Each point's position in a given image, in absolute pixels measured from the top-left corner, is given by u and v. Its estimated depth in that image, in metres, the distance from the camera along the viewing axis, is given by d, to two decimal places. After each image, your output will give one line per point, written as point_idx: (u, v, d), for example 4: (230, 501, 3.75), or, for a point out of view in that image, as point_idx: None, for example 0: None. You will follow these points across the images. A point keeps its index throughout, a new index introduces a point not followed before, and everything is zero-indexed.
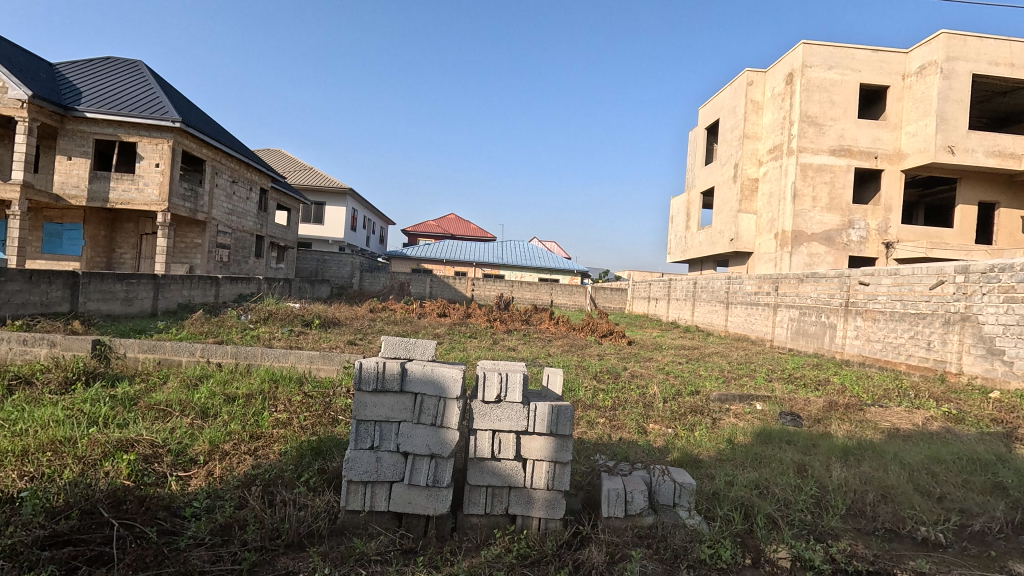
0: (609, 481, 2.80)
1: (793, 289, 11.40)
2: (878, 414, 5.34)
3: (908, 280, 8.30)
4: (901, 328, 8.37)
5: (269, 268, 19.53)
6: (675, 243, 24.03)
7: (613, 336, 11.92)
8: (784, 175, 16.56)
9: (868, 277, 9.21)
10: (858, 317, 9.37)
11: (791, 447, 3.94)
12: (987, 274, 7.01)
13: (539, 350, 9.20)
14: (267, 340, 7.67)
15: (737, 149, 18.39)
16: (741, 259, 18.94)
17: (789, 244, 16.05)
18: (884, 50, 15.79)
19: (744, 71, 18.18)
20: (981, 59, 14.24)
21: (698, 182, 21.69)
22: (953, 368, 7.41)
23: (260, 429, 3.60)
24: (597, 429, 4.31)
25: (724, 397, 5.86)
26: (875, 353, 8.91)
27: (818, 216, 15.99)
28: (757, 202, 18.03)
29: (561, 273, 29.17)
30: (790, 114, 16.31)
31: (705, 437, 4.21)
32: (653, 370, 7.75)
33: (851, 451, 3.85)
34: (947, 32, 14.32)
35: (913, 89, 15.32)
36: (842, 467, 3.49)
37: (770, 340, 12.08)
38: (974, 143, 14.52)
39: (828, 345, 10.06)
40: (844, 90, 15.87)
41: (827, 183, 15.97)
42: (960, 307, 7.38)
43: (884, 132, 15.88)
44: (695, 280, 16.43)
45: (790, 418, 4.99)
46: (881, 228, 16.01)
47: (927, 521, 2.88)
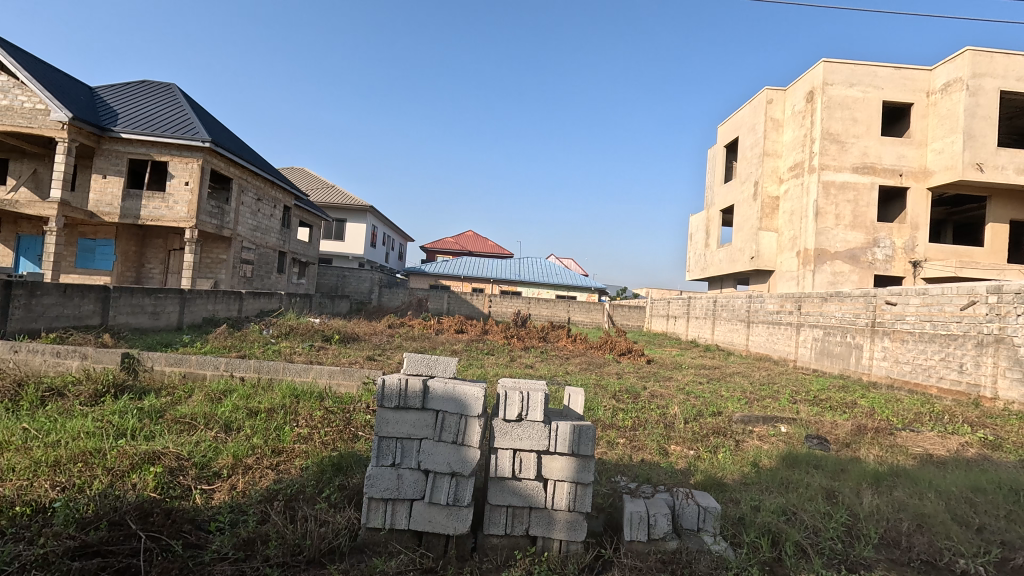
0: (631, 504, 2.74)
1: (816, 308, 11.17)
2: (909, 439, 5.17)
3: (938, 301, 8.09)
4: (931, 350, 8.14)
5: (290, 283, 19.87)
6: (694, 260, 23.82)
7: (632, 354, 11.81)
8: (805, 193, 16.33)
9: (895, 297, 8.99)
10: (885, 337, 9.15)
11: (819, 472, 3.84)
12: (1021, 295, 6.81)
13: (557, 368, 9.16)
14: (289, 355, 7.78)
15: (757, 167, 18.29)
16: (762, 277, 18.64)
17: (812, 263, 15.74)
18: (907, 67, 15.64)
19: (763, 89, 18.15)
20: (1009, 76, 14.00)
21: (718, 200, 21.53)
22: (987, 393, 7.15)
23: (281, 444, 3.64)
24: (617, 450, 4.26)
25: (747, 418, 5.75)
26: (904, 375, 8.64)
27: (841, 234, 15.70)
28: (778, 219, 17.81)
29: (579, 290, 29.13)
30: (812, 131, 16.16)
31: (729, 460, 4.12)
32: (673, 390, 7.63)
33: (884, 477, 3.72)
34: (973, 49, 14.14)
35: (938, 106, 15.11)
36: (874, 494, 3.39)
37: (793, 360, 11.84)
38: (1004, 160, 14.18)
39: (854, 367, 9.82)
40: (866, 108, 15.71)
41: (851, 202, 15.72)
42: (993, 329, 7.16)
43: (909, 150, 15.62)
44: (715, 298, 16.22)
45: (817, 442, 4.86)
46: (908, 246, 15.66)
47: (966, 554, 2.74)
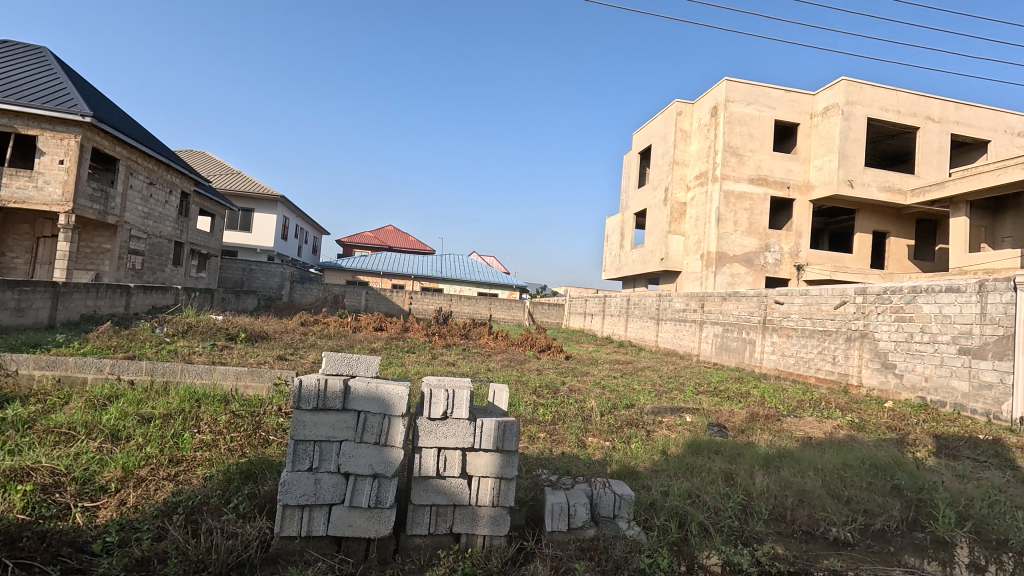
0: (553, 495, 2.83)
1: (717, 306, 12.14)
2: (793, 424, 5.79)
3: (817, 300, 9.12)
4: (810, 344, 9.16)
5: (188, 277, 18.19)
6: (610, 260, 24.93)
7: (551, 350, 12.14)
8: (709, 200, 17.67)
9: (783, 297, 9.96)
10: (773, 333, 10.16)
11: (719, 457, 4.19)
12: (881, 296, 7.89)
13: (478, 365, 9.20)
14: (187, 356, 7.10)
15: (667, 174, 19.52)
16: (670, 277, 19.93)
17: (714, 265, 17.07)
18: (795, 91, 17.44)
19: (673, 101, 19.37)
20: (874, 105, 16.09)
21: (632, 204, 22.66)
22: (854, 381, 8.22)
23: (180, 453, 3.33)
24: (538, 444, 4.37)
25: (656, 410, 6.14)
26: (789, 367, 9.65)
27: (739, 239, 17.19)
28: (685, 224, 19.13)
29: (500, 287, 29.39)
30: (715, 143, 17.51)
31: (641, 449, 4.38)
32: (590, 385, 7.96)
33: (772, 459, 4.14)
34: (847, 79, 15.99)
35: (819, 127, 17.00)
36: (765, 474, 3.77)
37: (697, 355, 12.81)
38: (869, 178, 16.29)
39: (748, 360, 10.82)
40: (761, 125, 17.31)
41: (747, 210, 17.25)
42: (860, 325, 8.22)
43: (795, 165, 17.44)
44: (628, 296, 17.09)
45: (718, 429, 5.31)
46: (793, 251, 17.48)
47: (838, 522, 3.17)
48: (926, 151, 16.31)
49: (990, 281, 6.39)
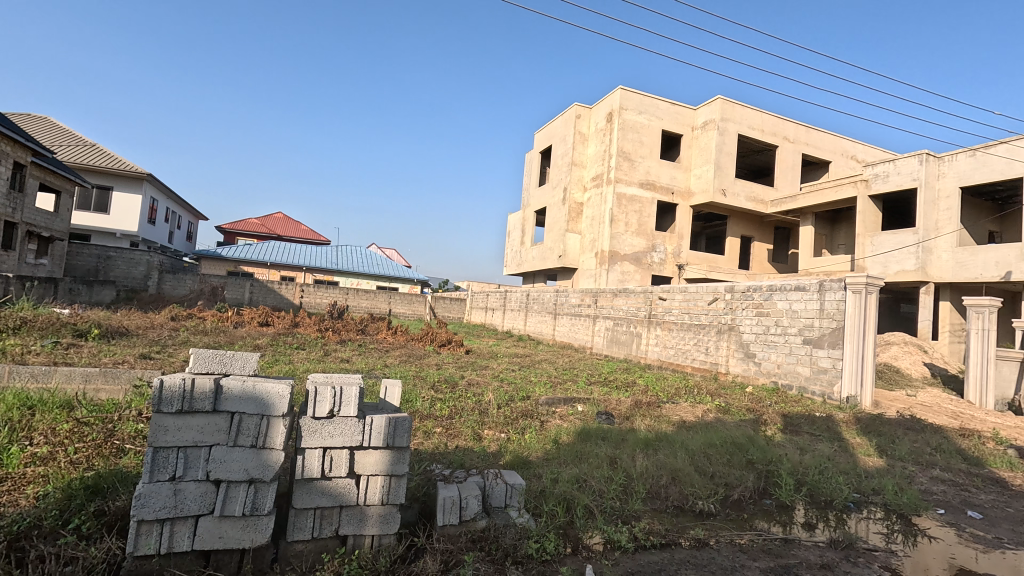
0: (444, 489, 2.83)
1: (609, 302, 12.89)
2: (670, 409, 6.34)
3: (693, 297, 10.05)
4: (688, 337, 10.09)
5: (24, 264, 15.42)
6: (510, 256, 25.41)
7: (451, 345, 12.10)
8: (603, 202, 18.68)
9: (665, 293, 10.83)
10: (657, 327, 11.03)
11: (605, 443, 4.47)
12: (746, 293, 8.90)
13: (375, 361, 8.89)
14: (19, 357, 6.02)
15: (566, 174, 20.30)
16: (567, 273, 20.80)
17: (607, 263, 18.09)
18: (679, 105, 19.01)
19: (573, 104, 20.16)
20: (743, 123, 18.06)
21: (532, 202, 23.25)
22: (722, 369, 9.20)
23: (3, 471, 2.82)
24: (433, 439, 4.34)
25: (550, 401, 6.39)
26: (669, 357, 10.55)
27: (629, 239, 18.39)
28: (581, 223, 20.06)
29: (401, 281, 28.67)
30: (609, 148, 18.52)
31: (534, 439, 4.53)
32: (488, 378, 8.06)
33: (651, 442, 4.50)
34: (723, 98, 17.74)
35: (699, 140, 18.71)
36: (644, 456, 4.08)
37: (590, 348, 13.52)
38: (738, 188, 18.26)
39: (635, 351, 11.64)
40: (650, 133, 18.64)
41: (636, 212, 18.50)
42: (728, 319, 9.22)
43: (678, 173, 19.03)
44: (528, 292, 17.55)
45: (605, 417, 5.66)
46: (675, 252, 19.09)
47: (703, 496, 3.54)
48: (783, 168, 18.67)
49: (829, 281, 7.50)
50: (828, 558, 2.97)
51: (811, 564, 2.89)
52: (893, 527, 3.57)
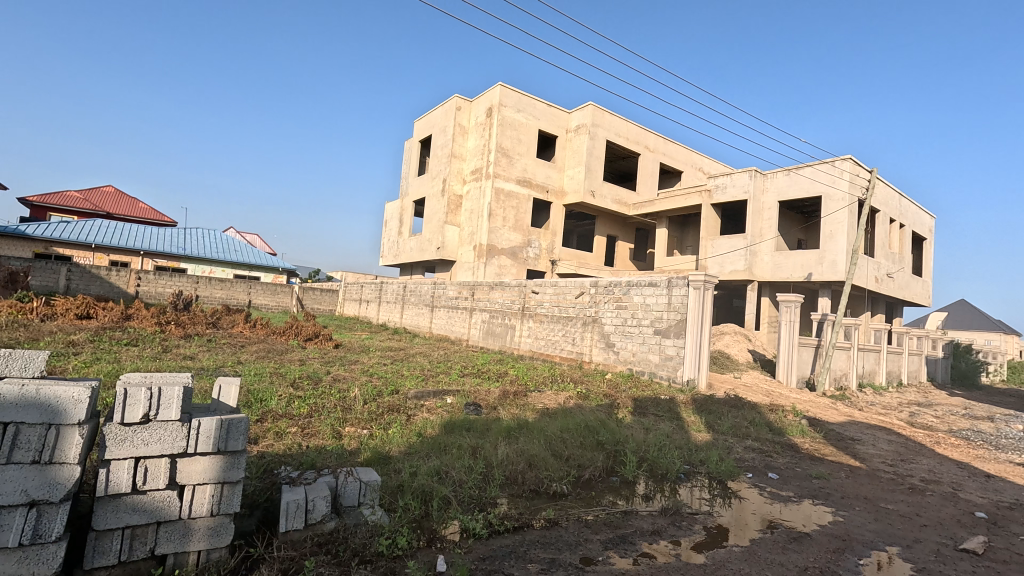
0: (288, 493, 2.64)
1: (485, 295, 13.09)
2: (536, 398, 6.64)
3: (562, 291, 10.60)
4: (557, 328, 10.64)
5: None
6: (387, 246, 24.60)
7: (319, 339, 11.36)
8: (481, 195, 18.89)
9: (538, 287, 11.29)
10: (529, 319, 11.47)
11: (470, 434, 4.52)
12: (608, 288, 9.61)
13: (226, 357, 8.02)
14: None
15: (446, 166, 20.16)
16: (446, 266, 20.72)
17: (484, 256, 18.34)
18: (554, 107, 19.88)
19: (453, 96, 20.04)
20: (611, 130, 19.49)
21: (411, 192, 22.73)
22: (586, 358, 9.87)
23: None
24: (286, 440, 4.03)
25: (419, 394, 6.31)
26: (540, 348, 11.04)
27: (506, 234, 18.83)
28: (460, 216, 20.09)
29: (264, 270, 26.25)
30: (488, 143, 18.76)
31: (397, 434, 4.43)
32: (356, 373, 7.71)
33: (513, 430, 4.65)
34: (593, 105, 18.93)
35: (572, 142, 19.78)
36: (506, 444, 4.20)
37: (466, 340, 13.63)
38: (606, 190, 19.65)
39: (509, 343, 12.00)
40: (528, 132, 19.24)
41: (513, 208, 19.00)
42: (592, 312, 9.90)
43: (553, 172, 19.92)
44: (405, 284, 17.15)
45: (473, 408, 5.74)
46: (549, 248, 19.97)
47: (556, 478, 3.76)
48: (644, 174, 20.51)
49: (676, 278, 8.40)
50: (658, 525, 3.33)
51: (644, 531, 3.22)
52: (713, 492, 4.12)
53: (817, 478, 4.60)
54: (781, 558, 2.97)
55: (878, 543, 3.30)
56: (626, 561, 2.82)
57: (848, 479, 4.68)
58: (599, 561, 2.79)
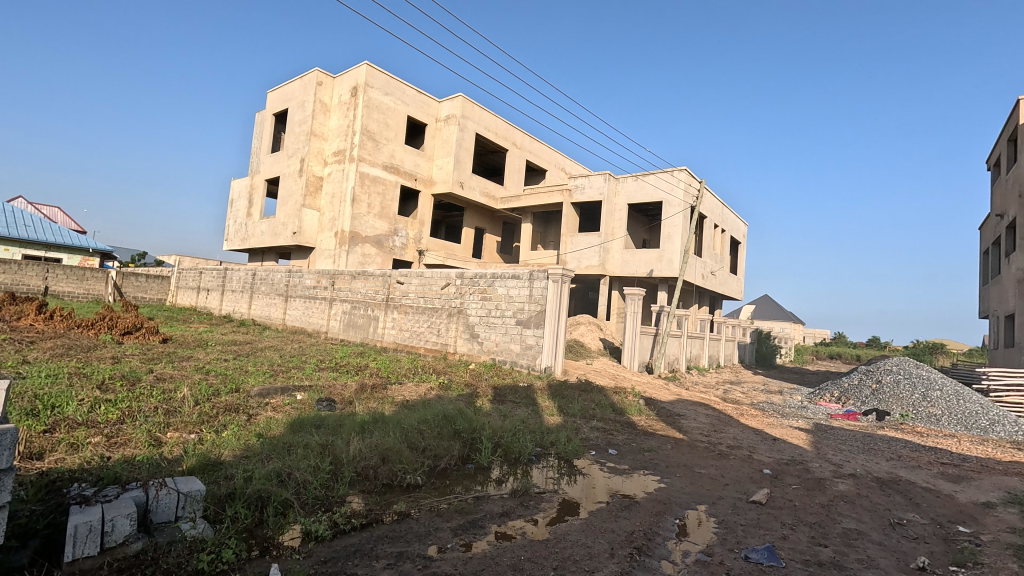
0: (77, 515, 2.23)
1: (346, 284, 12.41)
2: (396, 391, 6.48)
3: (428, 282, 10.46)
4: (422, 319, 10.48)
5: None
6: (234, 229, 22.02)
7: (141, 333, 9.75)
8: (344, 179, 17.81)
9: (403, 277, 10.99)
10: (394, 310, 11.13)
11: (319, 431, 4.23)
12: (473, 279, 9.72)
13: (5, 357, 6.47)
14: None
15: (304, 144, 18.63)
16: (303, 253, 19.22)
17: (346, 244, 17.36)
18: (424, 94, 19.48)
19: (314, 69, 18.55)
20: (480, 124, 19.72)
21: (263, 169, 20.59)
22: (451, 349, 9.90)
23: None
24: (83, 453, 3.37)
25: (264, 392, 5.75)
26: (404, 340, 10.80)
27: (370, 221, 18.02)
28: (320, 199, 18.76)
29: (68, 250, 21.80)
30: (353, 124, 17.74)
31: (233, 436, 3.99)
32: (188, 371, 6.77)
33: (368, 424, 4.47)
34: (463, 97, 18.94)
35: (442, 132, 19.60)
36: (359, 439, 4.01)
37: (324, 332, 12.80)
38: (475, 183, 19.84)
39: (371, 335, 11.53)
40: (396, 117, 18.59)
41: (379, 195, 18.25)
42: (457, 303, 9.94)
43: (422, 161, 19.54)
44: (254, 271, 15.53)
45: (326, 404, 5.40)
46: (416, 238, 19.59)
47: (410, 470, 3.73)
48: (511, 170, 21.14)
49: (537, 271, 8.79)
50: (508, 507, 3.46)
51: (493, 514, 3.32)
52: (560, 470, 4.41)
53: (648, 451, 5.18)
54: (612, 525, 3.28)
55: (691, 504, 3.82)
56: (474, 544, 2.88)
57: (672, 450, 5.36)
58: (448, 548, 2.81)
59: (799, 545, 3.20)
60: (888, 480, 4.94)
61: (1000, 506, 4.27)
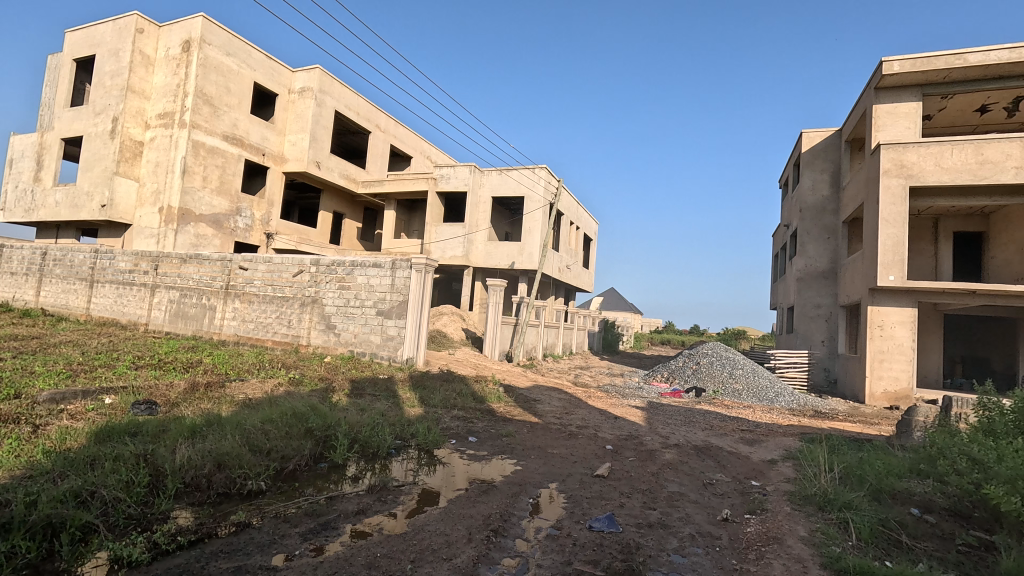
0: None
1: (173, 269, 10.75)
2: (237, 389, 5.82)
3: (277, 268, 9.53)
4: (269, 310, 9.53)
5: None
6: (14, 196, 17.69)
7: None
8: (172, 147, 15.36)
9: (246, 263, 9.85)
10: (235, 299, 9.95)
11: (135, 440, 3.61)
12: (330, 267, 9.11)
13: None
14: None
15: (118, 101, 15.64)
16: (116, 230, 16.19)
17: (175, 222, 15.02)
18: (275, 60, 17.61)
19: (131, 13, 15.63)
20: (340, 101, 18.52)
21: (59, 126, 16.84)
22: (303, 341, 9.18)
23: None
24: None
25: (59, 397, 4.73)
26: (248, 332, 9.73)
27: (207, 198, 15.83)
28: (140, 168, 15.96)
29: None
30: (184, 84, 15.35)
31: (10, 454, 3.21)
32: None
33: (200, 428, 3.93)
34: (321, 69, 17.56)
35: (295, 105, 17.94)
36: (187, 445, 3.51)
37: (145, 324, 10.97)
38: (333, 164, 18.56)
39: (206, 327, 10.18)
40: (240, 82, 16.51)
41: (218, 168, 16.10)
42: (311, 292, 9.23)
43: (271, 134, 17.68)
44: (45, 249, 12.66)
45: (145, 408, 4.62)
46: (264, 219, 17.71)
47: (252, 474, 3.40)
48: (374, 154, 20.21)
49: (399, 260, 8.54)
50: (364, 504, 3.33)
51: (348, 513, 3.16)
52: (420, 462, 4.37)
53: (507, 437, 5.38)
54: (470, 511, 3.35)
55: (544, 483, 4.07)
56: (326, 547, 2.72)
57: (529, 434, 5.65)
58: (297, 555, 2.61)
59: (634, 511, 3.60)
60: (703, 447, 5.80)
61: (778, 461, 5.29)
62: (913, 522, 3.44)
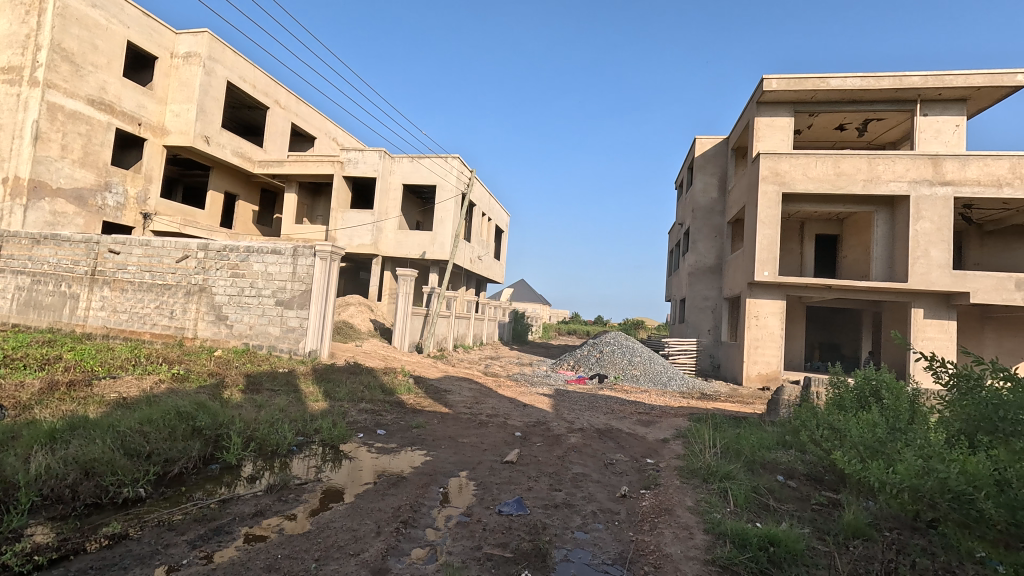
0: None
1: (23, 251, 9.24)
2: (107, 387, 5.17)
3: (157, 252, 8.53)
4: (147, 299, 8.52)
5: None
6: None
7: None
8: (20, 108, 13.11)
9: (118, 245, 8.71)
10: (104, 287, 8.77)
11: None
12: (221, 253, 8.35)
13: None
14: None
15: None
16: None
17: (24, 196, 12.88)
18: (154, 18, 15.61)
19: None
20: (232, 72, 16.96)
21: None
22: (189, 334, 8.33)
23: None
24: None
25: None
26: (120, 323, 8.64)
27: (66, 169, 13.73)
28: None
29: None
30: (36, 36, 13.15)
31: None
32: None
33: (61, 432, 3.44)
34: (211, 34, 15.90)
35: (179, 71, 16.10)
36: (44, 453, 3.06)
37: None
38: (224, 140, 16.96)
39: (67, 319, 8.88)
40: (109, 39, 14.41)
41: (81, 136, 14.02)
42: (199, 279, 8.41)
43: (149, 102, 15.72)
44: None
45: None
46: (140, 197, 15.72)
47: (129, 480, 3.06)
48: (272, 131, 18.76)
49: (302, 247, 8.06)
50: (262, 505, 3.13)
51: (243, 516, 2.96)
52: (323, 458, 4.19)
53: (416, 428, 5.32)
54: (379, 504, 3.29)
55: (454, 471, 4.10)
56: (218, 552, 2.54)
57: (439, 424, 5.64)
58: (183, 564, 2.40)
59: (540, 493, 3.75)
60: (605, 430, 6.16)
61: (669, 440, 5.77)
62: (779, 487, 3.94)
